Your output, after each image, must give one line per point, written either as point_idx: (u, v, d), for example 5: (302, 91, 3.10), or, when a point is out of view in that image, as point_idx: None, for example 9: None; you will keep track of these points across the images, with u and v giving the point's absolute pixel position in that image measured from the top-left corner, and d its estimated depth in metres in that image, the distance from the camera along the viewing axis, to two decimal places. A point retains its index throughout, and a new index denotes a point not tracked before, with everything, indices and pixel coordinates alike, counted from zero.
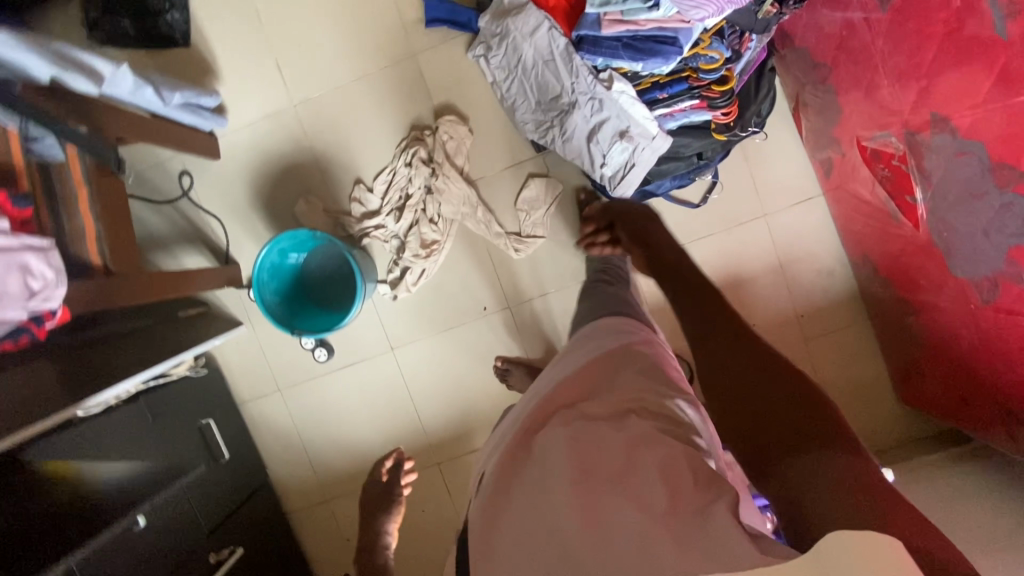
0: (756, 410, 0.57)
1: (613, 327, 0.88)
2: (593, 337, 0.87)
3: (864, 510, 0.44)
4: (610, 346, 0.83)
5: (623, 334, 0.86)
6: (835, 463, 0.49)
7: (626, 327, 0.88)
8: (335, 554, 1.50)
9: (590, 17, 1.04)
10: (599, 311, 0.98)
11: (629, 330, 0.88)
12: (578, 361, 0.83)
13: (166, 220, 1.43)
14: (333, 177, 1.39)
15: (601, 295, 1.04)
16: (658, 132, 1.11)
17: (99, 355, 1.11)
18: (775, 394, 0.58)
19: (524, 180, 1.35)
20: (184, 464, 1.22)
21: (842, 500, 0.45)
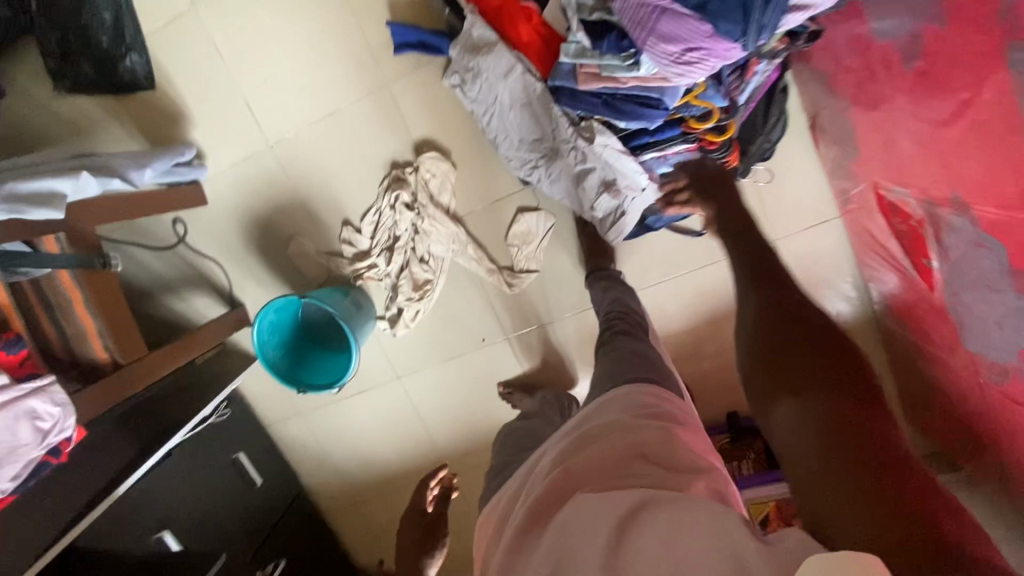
0: (782, 379, 0.64)
1: (637, 389, 0.75)
2: (609, 406, 0.74)
3: (850, 470, 0.51)
4: (631, 412, 0.70)
5: (647, 401, 0.72)
6: (836, 418, 0.55)
7: (651, 392, 0.74)
8: (367, 542, 1.70)
9: (565, 66, 0.92)
10: (622, 368, 0.83)
11: (659, 395, 0.74)
12: (595, 420, 0.73)
13: (169, 266, 1.47)
14: (320, 219, 1.36)
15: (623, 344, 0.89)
16: (647, 184, 1.03)
17: (138, 428, 1.20)
18: (801, 359, 0.64)
19: (514, 214, 1.28)
20: (223, 501, 1.37)
21: (831, 461, 0.53)
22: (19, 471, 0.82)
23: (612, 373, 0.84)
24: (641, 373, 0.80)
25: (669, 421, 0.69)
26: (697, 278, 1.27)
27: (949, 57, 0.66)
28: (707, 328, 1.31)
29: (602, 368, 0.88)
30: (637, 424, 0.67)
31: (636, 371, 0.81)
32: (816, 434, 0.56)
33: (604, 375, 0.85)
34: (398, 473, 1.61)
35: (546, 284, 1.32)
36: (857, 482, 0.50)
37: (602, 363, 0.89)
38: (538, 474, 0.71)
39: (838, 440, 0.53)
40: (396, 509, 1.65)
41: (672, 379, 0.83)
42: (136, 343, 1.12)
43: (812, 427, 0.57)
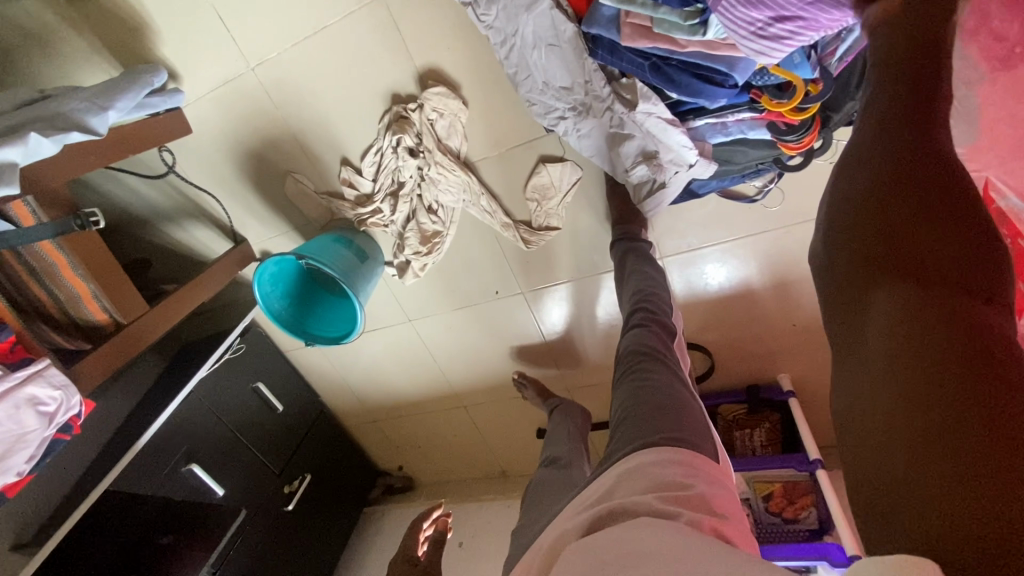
0: (887, 276, 0.44)
1: (661, 457, 0.57)
2: (624, 490, 0.56)
3: (934, 448, 0.35)
4: (656, 489, 0.53)
5: (675, 476, 0.54)
6: (937, 361, 0.38)
7: (677, 460, 0.57)
8: (389, 449, 1.86)
9: (606, 10, 0.70)
10: (643, 419, 0.65)
11: (690, 467, 0.56)
12: (609, 496, 0.57)
13: (165, 196, 1.38)
14: (317, 155, 1.22)
15: (650, 388, 0.70)
16: (697, 160, 0.84)
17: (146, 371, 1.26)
18: (926, 252, 0.43)
19: (534, 164, 1.11)
20: (246, 428, 1.45)
21: (915, 429, 0.37)
22: (33, 453, 0.84)
23: (632, 420, 0.66)
24: (668, 431, 0.62)
25: (705, 512, 0.51)
26: (740, 247, 1.12)
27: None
28: (742, 299, 1.19)
29: (623, 413, 0.70)
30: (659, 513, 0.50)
31: (661, 428, 0.62)
32: (900, 375, 0.39)
33: (622, 421, 0.68)
34: (414, 400, 1.66)
35: (565, 243, 1.20)
36: (940, 463, 0.35)
37: (622, 401, 0.72)
38: (545, 550, 0.57)
39: (928, 394, 0.37)
40: (412, 427, 1.74)
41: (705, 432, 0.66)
42: (132, 301, 1.10)
43: (899, 368, 0.40)
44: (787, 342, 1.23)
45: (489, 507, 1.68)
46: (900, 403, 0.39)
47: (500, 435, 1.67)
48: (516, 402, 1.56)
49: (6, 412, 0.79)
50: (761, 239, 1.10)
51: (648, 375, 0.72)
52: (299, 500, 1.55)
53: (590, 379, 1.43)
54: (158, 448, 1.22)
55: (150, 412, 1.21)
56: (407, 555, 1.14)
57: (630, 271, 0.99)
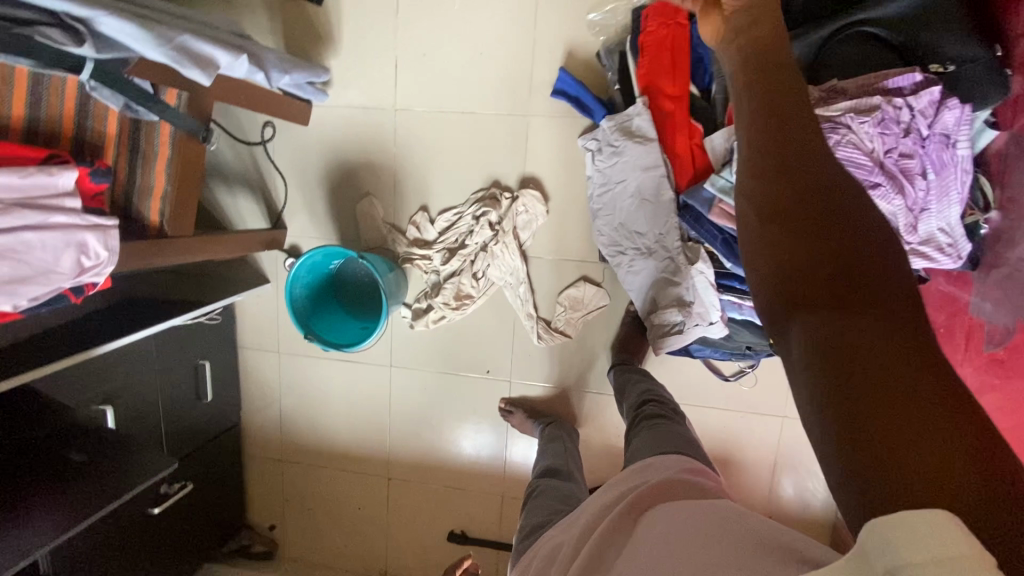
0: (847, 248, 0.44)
1: (671, 455, 0.77)
2: (644, 469, 0.75)
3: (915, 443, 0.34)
4: (671, 471, 0.72)
5: (682, 464, 0.75)
6: (886, 323, 0.38)
7: (691, 458, 0.77)
8: (272, 500, 1.64)
9: (705, 193, 1.00)
10: (659, 440, 0.85)
11: (695, 464, 0.76)
12: (628, 479, 0.75)
13: (237, 160, 1.45)
14: (403, 192, 1.39)
15: (667, 427, 0.91)
16: (717, 321, 1.09)
17: (130, 306, 1.23)
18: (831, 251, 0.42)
19: (576, 279, 1.33)
20: (169, 401, 1.30)
21: (920, 394, 0.35)
22: (41, 294, 0.81)
23: (650, 443, 0.86)
24: (677, 448, 0.82)
25: (700, 475, 0.73)
26: (705, 415, 1.33)
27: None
28: None
29: (640, 440, 0.90)
30: (688, 482, 0.69)
31: (670, 444, 0.83)
32: (865, 362, 0.37)
33: (638, 447, 0.87)
34: (340, 451, 1.56)
35: (570, 353, 1.36)
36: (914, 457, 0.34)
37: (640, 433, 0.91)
38: (571, 547, 0.66)
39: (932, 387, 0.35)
40: (317, 481, 1.60)
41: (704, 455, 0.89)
42: (187, 223, 1.10)
43: (867, 352, 0.37)
44: None
45: None
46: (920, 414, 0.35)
47: (407, 524, 1.56)
48: (445, 490, 1.52)
49: (55, 244, 0.78)
50: (722, 415, 1.32)
51: (659, 422, 0.93)
52: (167, 509, 1.30)
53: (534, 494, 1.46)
54: (76, 382, 1.09)
55: (109, 332, 1.12)
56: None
57: (622, 370, 1.20)
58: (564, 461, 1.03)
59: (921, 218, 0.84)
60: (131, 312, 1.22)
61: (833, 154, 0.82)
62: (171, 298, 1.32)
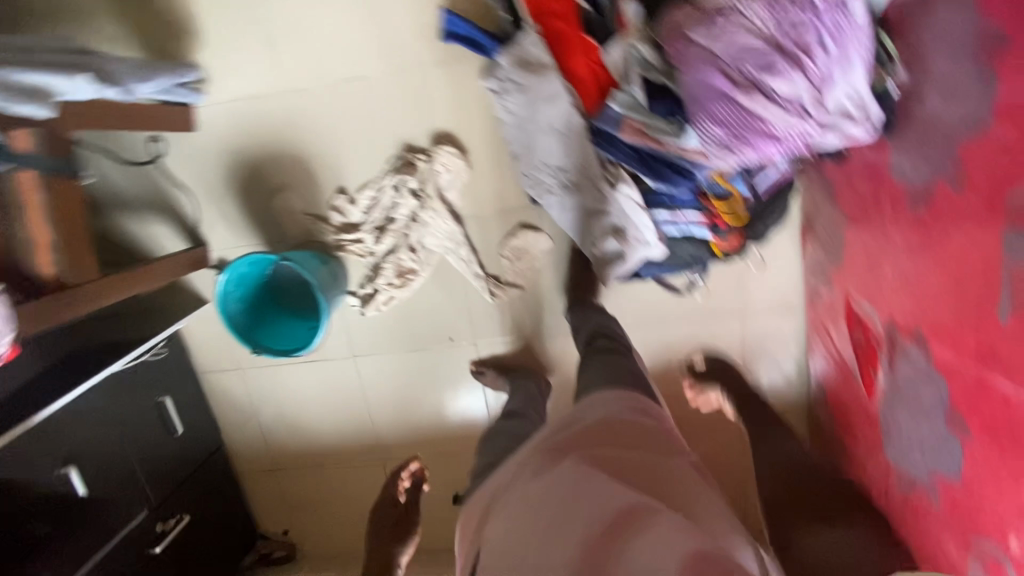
0: (839, 524, 0.85)
1: (610, 392, 0.81)
2: (584, 413, 0.80)
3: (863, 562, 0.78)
4: (611, 413, 0.78)
5: (625, 406, 0.79)
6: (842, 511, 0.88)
7: (633, 395, 0.81)
8: (277, 508, 1.67)
9: (612, 112, 0.96)
10: (602, 374, 0.87)
11: (632, 402, 0.80)
12: (581, 419, 0.78)
13: (135, 183, 1.35)
14: (316, 179, 1.31)
15: (615, 361, 0.94)
16: (653, 241, 1.07)
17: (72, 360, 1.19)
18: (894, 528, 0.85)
19: (514, 228, 1.29)
20: (139, 443, 1.28)
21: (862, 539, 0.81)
22: None
23: (598, 379, 0.89)
24: (623, 383, 0.85)
25: (643, 414, 0.79)
26: (668, 331, 1.34)
27: (980, 210, 0.69)
28: (663, 378, 1.38)
29: (588, 373, 0.92)
30: (628, 421, 0.76)
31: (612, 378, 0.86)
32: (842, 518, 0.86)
33: (587, 381, 0.90)
34: (329, 448, 1.57)
35: (525, 302, 1.35)
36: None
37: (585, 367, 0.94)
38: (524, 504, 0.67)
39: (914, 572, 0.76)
40: (316, 481, 1.62)
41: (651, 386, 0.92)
42: (89, 267, 1.04)
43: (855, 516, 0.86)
44: (695, 426, 1.42)
45: None
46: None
47: None
48: (437, 460, 1.55)
49: None
50: (685, 326, 1.33)
51: (607, 355, 0.95)
52: (169, 544, 1.32)
53: None
54: (31, 451, 1.05)
55: (46, 396, 1.08)
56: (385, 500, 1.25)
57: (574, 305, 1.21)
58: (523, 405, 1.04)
59: (827, 90, 0.78)
60: (71, 367, 1.17)
61: (727, 47, 0.79)
62: (111, 335, 1.27)
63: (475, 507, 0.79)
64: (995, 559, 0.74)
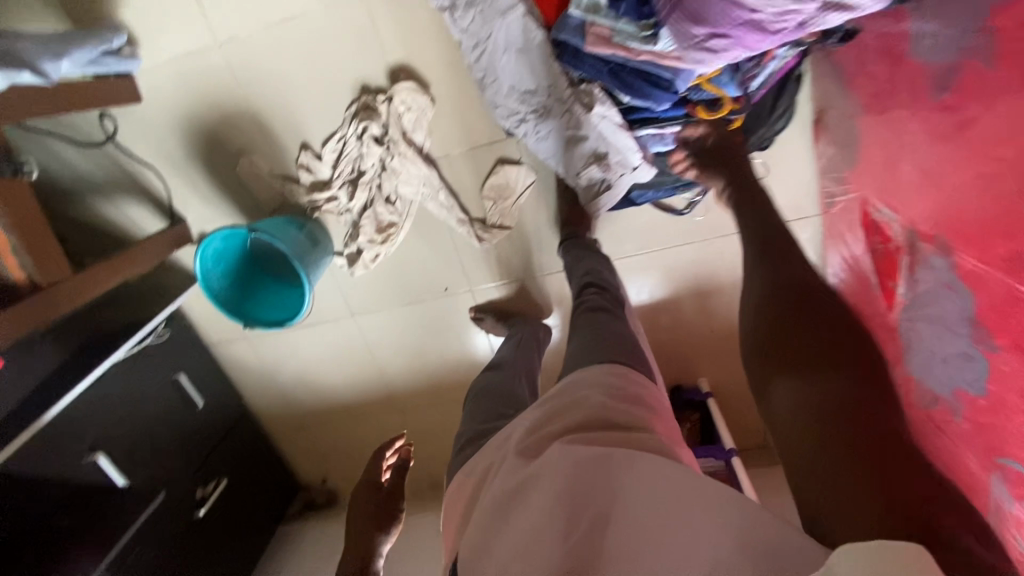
0: (805, 363, 0.60)
1: (604, 368, 0.76)
2: (586, 400, 0.69)
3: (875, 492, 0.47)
4: (603, 398, 0.70)
5: (618, 383, 0.72)
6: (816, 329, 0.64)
7: (627, 374, 0.75)
8: (311, 459, 1.76)
9: (573, 20, 0.81)
10: (591, 350, 0.81)
11: (624, 374, 0.74)
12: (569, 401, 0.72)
13: (99, 166, 1.30)
14: (276, 137, 1.23)
15: (605, 327, 0.87)
16: (640, 164, 0.96)
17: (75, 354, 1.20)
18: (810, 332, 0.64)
19: (492, 164, 1.19)
20: (161, 422, 1.33)
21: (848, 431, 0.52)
22: None
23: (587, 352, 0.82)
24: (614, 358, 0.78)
25: (641, 401, 0.71)
26: (671, 255, 1.25)
27: (1017, 83, 0.55)
28: (669, 304, 1.32)
29: (576, 341, 0.88)
30: (620, 406, 0.68)
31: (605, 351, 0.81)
32: (840, 427, 0.53)
33: (576, 351, 0.84)
34: (347, 403, 1.61)
35: (516, 241, 1.28)
36: (832, 440, 0.53)
37: (575, 336, 0.88)
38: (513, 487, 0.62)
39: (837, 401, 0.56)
40: (342, 433, 1.68)
41: (645, 356, 0.85)
42: (57, 265, 1.02)
43: (849, 420, 0.53)
44: (707, 348, 1.36)
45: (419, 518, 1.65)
46: (819, 413, 0.56)
47: (432, 442, 1.66)
48: (452, 404, 1.57)
49: None
50: (689, 248, 1.23)
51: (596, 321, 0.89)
52: (212, 505, 1.42)
53: None
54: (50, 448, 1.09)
55: (55, 393, 1.10)
56: (368, 481, 1.24)
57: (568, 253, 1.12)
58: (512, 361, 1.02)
59: None
60: (74, 362, 1.18)
61: None
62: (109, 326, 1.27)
63: (460, 473, 0.77)
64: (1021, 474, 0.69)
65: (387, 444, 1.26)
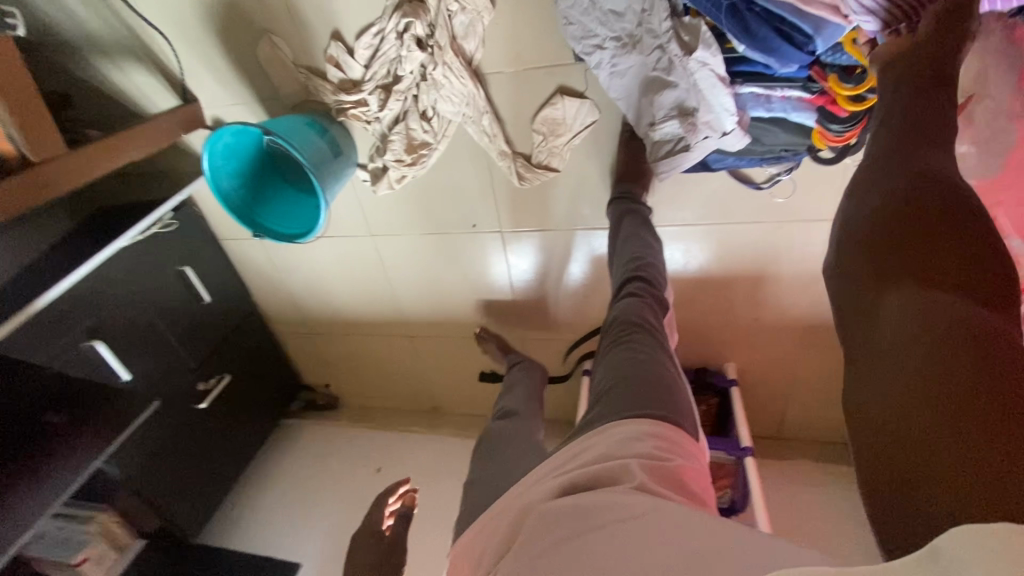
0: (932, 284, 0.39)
1: (636, 425, 0.65)
2: (620, 474, 0.59)
3: (962, 481, 0.32)
4: (643, 467, 0.59)
5: (656, 451, 0.62)
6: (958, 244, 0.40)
7: (660, 435, 0.64)
8: (316, 364, 1.75)
9: None
10: (625, 393, 0.71)
11: (664, 441, 0.63)
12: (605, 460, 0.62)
13: (103, 23, 1.14)
14: (303, 20, 1.04)
15: (645, 365, 0.75)
16: (733, 130, 0.78)
17: (75, 236, 1.13)
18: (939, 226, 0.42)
19: (550, 93, 1.01)
20: (165, 315, 1.30)
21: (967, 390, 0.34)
22: None
23: (619, 391, 0.72)
24: (649, 409, 0.68)
25: (676, 479, 0.60)
26: (731, 233, 1.10)
27: None
28: (715, 284, 1.19)
29: (607, 370, 0.78)
30: (657, 484, 0.58)
31: (643, 398, 0.70)
32: (942, 383, 0.35)
33: (608, 384, 0.75)
34: (358, 320, 1.56)
35: (561, 187, 1.13)
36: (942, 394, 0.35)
37: (608, 365, 0.78)
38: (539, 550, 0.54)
39: (947, 322, 0.37)
40: (349, 347, 1.65)
41: (686, 405, 0.73)
42: (52, 140, 0.91)
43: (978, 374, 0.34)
44: (743, 336, 1.26)
45: (415, 440, 1.66)
46: (928, 347, 0.37)
47: (438, 371, 1.63)
48: (465, 341, 1.51)
49: None
50: (754, 229, 1.08)
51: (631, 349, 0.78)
52: (214, 400, 1.42)
53: (547, 333, 1.41)
54: (46, 335, 1.05)
55: (48, 277, 1.04)
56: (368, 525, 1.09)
57: (625, 236, 0.99)
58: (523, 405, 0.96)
59: None
60: (73, 243, 1.12)
61: None
62: (121, 206, 1.21)
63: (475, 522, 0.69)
64: None
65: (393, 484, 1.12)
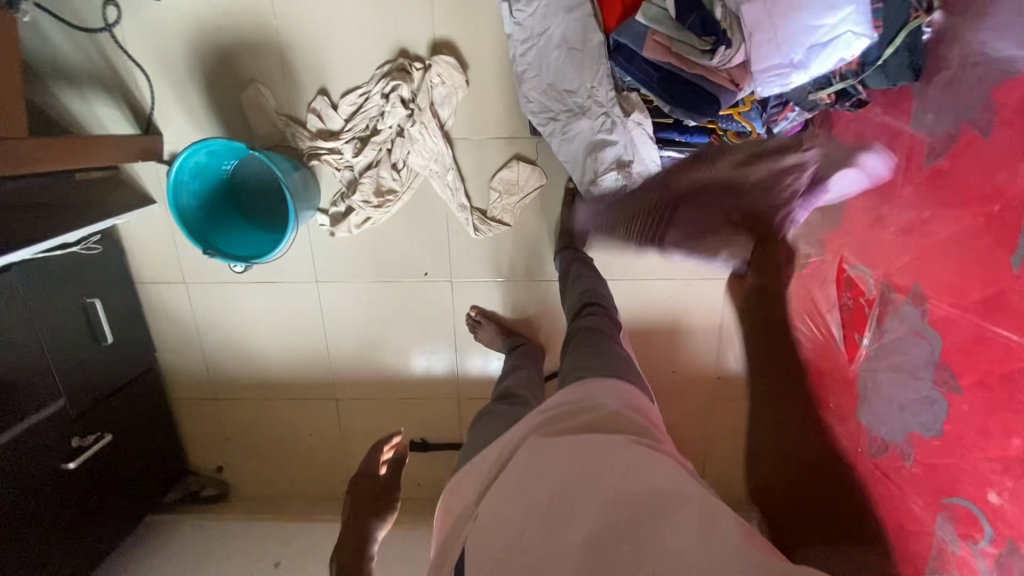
0: None
1: (590, 387, 0.82)
2: (605, 414, 0.76)
3: None
4: (616, 406, 0.78)
5: (628, 397, 0.81)
6: None
7: (627, 386, 0.83)
8: (212, 441, 1.53)
9: (636, 27, 0.88)
10: (597, 363, 0.88)
11: (630, 392, 0.83)
12: (589, 407, 0.79)
13: (80, 53, 1.18)
14: (294, 76, 1.18)
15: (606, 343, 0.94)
16: (658, 178, 1.01)
17: None
18: None
19: (508, 159, 1.21)
20: (54, 347, 1.13)
21: None
22: None
23: (591, 361, 0.89)
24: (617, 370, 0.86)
25: (640, 415, 0.80)
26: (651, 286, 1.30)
27: (1015, 150, 0.67)
28: (640, 337, 1.35)
29: (573, 355, 0.93)
30: (629, 420, 0.77)
31: (600, 369, 0.87)
32: None
33: (575, 363, 0.90)
34: (279, 380, 1.45)
35: (509, 240, 1.28)
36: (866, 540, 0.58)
37: (575, 349, 0.94)
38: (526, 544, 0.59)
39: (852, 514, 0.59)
40: (260, 415, 1.49)
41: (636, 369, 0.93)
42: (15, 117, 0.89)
43: None
44: (665, 390, 1.39)
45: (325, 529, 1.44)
46: None
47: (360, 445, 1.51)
48: (397, 403, 1.46)
49: None
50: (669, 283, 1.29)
51: (591, 339, 0.95)
52: (86, 462, 1.19)
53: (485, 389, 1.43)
54: None
55: None
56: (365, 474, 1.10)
57: (574, 277, 1.12)
58: (522, 387, 1.07)
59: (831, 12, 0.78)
60: None
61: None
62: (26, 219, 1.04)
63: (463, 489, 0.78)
64: (970, 512, 0.76)
65: (385, 438, 1.11)
